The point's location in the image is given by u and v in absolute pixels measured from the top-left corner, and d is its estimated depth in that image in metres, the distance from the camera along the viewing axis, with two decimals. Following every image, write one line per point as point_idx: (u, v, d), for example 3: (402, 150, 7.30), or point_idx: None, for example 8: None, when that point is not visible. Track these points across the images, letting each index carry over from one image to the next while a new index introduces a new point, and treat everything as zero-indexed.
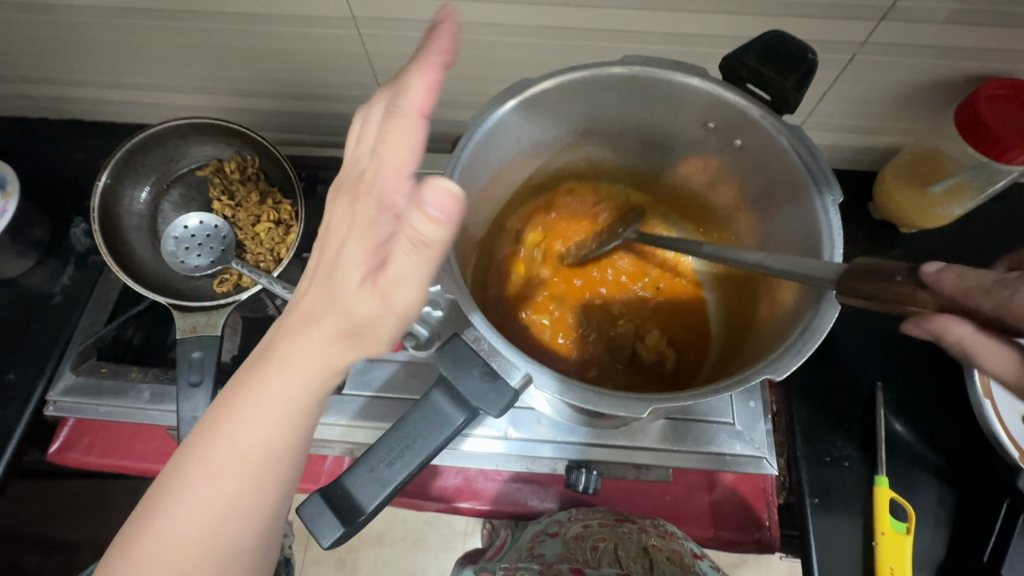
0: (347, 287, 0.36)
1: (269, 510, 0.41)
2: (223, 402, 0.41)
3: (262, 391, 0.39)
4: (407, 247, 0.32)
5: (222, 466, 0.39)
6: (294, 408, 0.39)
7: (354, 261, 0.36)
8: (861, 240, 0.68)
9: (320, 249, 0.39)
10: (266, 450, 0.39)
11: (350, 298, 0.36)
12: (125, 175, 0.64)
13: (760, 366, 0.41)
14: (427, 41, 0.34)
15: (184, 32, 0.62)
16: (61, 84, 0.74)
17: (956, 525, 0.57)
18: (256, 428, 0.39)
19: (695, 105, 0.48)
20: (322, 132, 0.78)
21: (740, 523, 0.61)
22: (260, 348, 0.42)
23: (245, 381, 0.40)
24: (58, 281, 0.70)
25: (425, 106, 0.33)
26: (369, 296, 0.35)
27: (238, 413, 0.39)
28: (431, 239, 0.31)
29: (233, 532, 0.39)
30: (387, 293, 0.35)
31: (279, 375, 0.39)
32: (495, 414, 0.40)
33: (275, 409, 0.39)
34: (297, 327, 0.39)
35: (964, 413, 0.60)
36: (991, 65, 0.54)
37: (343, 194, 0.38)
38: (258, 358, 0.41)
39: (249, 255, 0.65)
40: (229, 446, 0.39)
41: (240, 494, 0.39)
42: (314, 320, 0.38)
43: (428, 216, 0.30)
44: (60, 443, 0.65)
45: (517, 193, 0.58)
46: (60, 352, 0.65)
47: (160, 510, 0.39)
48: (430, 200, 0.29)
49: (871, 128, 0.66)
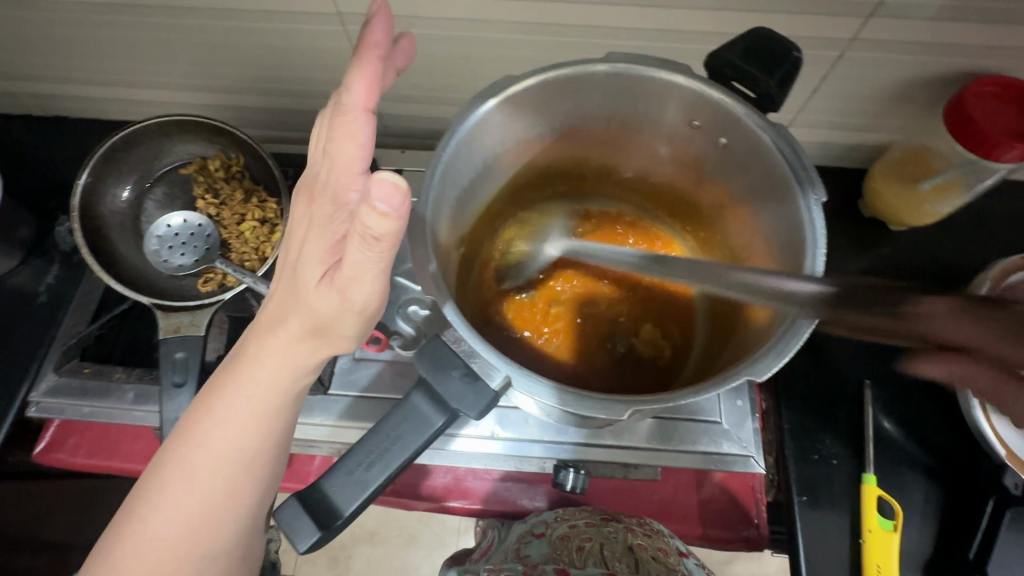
0: (308, 286, 0.39)
1: (245, 508, 0.44)
2: (199, 403, 0.44)
3: (235, 392, 0.43)
4: (357, 246, 0.33)
5: (199, 465, 0.42)
6: (267, 405, 0.43)
7: (313, 259, 0.38)
8: (851, 238, 0.68)
9: (288, 251, 0.42)
10: (242, 448, 0.43)
11: (311, 296, 0.39)
12: (107, 173, 0.63)
13: (740, 366, 0.41)
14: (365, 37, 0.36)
15: (167, 28, 0.61)
16: (44, 81, 0.73)
17: (944, 523, 0.57)
18: (231, 427, 0.42)
19: (678, 102, 0.47)
20: (309, 130, 0.77)
21: (728, 521, 0.62)
22: (234, 350, 0.45)
23: (220, 382, 0.43)
24: (43, 281, 0.69)
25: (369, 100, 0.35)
26: (327, 293, 0.38)
27: (213, 414, 0.43)
28: (380, 234, 0.32)
29: (212, 526, 0.43)
30: (343, 290, 0.37)
31: (250, 378, 0.42)
32: (475, 416, 0.39)
33: (249, 409, 0.43)
34: (266, 329, 0.42)
35: (951, 411, 0.60)
36: (980, 62, 0.54)
37: (302, 195, 0.42)
38: (232, 360, 0.44)
39: (234, 254, 0.65)
40: (206, 451, 0.42)
41: (217, 495, 0.43)
42: (281, 320, 0.41)
43: (375, 210, 0.30)
44: (46, 443, 0.65)
45: (502, 193, 0.57)
46: (43, 352, 0.65)
47: (141, 513, 0.42)
48: (375, 193, 0.30)
49: (861, 125, 0.66)
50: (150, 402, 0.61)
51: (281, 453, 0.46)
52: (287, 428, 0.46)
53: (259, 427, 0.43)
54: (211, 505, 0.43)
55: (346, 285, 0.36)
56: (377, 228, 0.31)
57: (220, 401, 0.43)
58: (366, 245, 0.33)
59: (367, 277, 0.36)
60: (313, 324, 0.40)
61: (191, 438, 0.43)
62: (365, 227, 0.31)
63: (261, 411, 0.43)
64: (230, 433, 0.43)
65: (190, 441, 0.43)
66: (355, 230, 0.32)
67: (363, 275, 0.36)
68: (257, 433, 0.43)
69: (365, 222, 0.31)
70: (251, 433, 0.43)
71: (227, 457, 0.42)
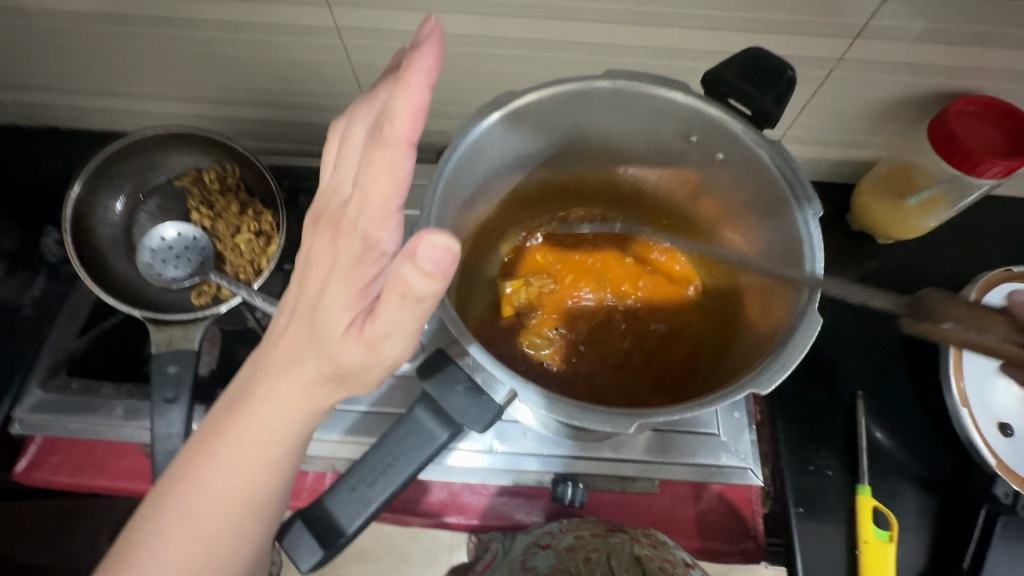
0: (332, 332, 0.39)
1: (249, 548, 0.44)
2: (201, 443, 0.43)
3: (242, 432, 0.42)
4: (395, 304, 0.35)
5: (203, 509, 0.42)
6: (276, 448, 0.43)
7: (340, 305, 0.38)
8: (842, 251, 0.69)
9: (306, 284, 0.42)
10: (247, 491, 0.42)
11: (335, 343, 0.39)
12: (99, 185, 0.62)
13: (743, 379, 0.41)
14: (410, 56, 0.32)
15: (163, 39, 0.60)
16: (35, 90, 0.72)
17: (936, 532, 0.58)
18: (236, 468, 0.42)
19: (675, 118, 0.48)
20: (304, 141, 0.77)
21: (725, 533, 0.61)
22: (238, 386, 0.44)
23: (224, 422, 0.42)
24: (28, 293, 0.67)
25: (413, 136, 0.34)
26: (354, 344, 0.38)
27: (220, 454, 0.42)
28: (423, 295, 0.33)
29: (215, 569, 0.42)
30: (373, 343, 0.38)
31: (259, 417, 0.42)
32: (479, 430, 0.40)
33: (255, 451, 0.42)
34: (278, 368, 0.42)
35: (940, 420, 0.61)
36: (962, 82, 0.56)
37: (325, 228, 0.41)
38: (239, 399, 0.43)
39: (228, 266, 0.64)
40: (210, 494, 0.42)
41: (220, 538, 0.42)
42: (297, 361, 0.41)
43: (421, 269, 0.32)
44: (27, 462, 0.62)
45: (500, 206, 0.57)
46: (27, 367, 0.63)
47: (134, 561, 0.41)
48: (423, 254, 0.31)
49: (849, 141, 0.67)
50: (140, 418, 0.60)
51: (286, 492, 0.46)
52: (293, 469, 0.45)
53: (267, 470, 0.43)
54: (217, 550, 0.42)
55: (377, 338, 0.37)
56: (419, 288, 0.33)
57: (226, 443, 0.42)
58: (405, 304, 0.34)
59: (400, 332, 0.37)
60: (332, 371, 0.40)
61: (195, 480, 0.42)
62: (406, 287, 0.33)
63: (270, 453, 0.42)
64: (236, 475, 0.42)
65: (194, 483, 0.42)
66: (396, 287, 0.33)
67: (396, 328, 0.37)
68: (265, 474, 0.43)
69: (406, 282, 0.33)
70: (258, 476, 0.42)
71: (231, 499, 0.42)
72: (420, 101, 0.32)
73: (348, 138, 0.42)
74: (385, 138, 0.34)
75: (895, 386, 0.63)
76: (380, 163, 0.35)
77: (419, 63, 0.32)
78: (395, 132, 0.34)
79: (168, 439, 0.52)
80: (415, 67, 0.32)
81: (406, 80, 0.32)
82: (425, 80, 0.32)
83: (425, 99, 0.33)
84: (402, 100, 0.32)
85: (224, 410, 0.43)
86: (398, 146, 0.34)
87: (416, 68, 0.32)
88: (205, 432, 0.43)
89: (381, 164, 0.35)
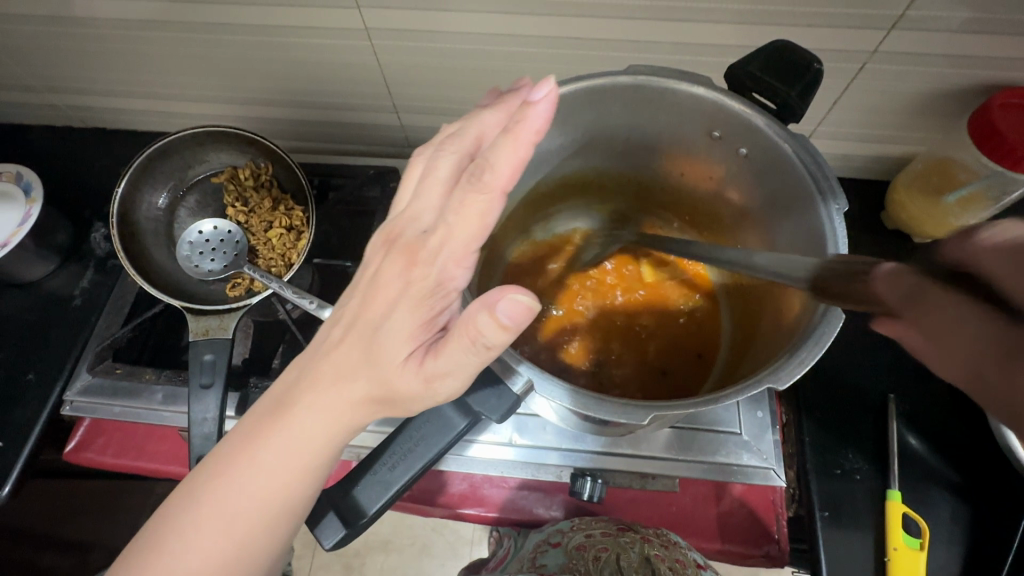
0: (392, 358, 0.37)
1: (275, 547, 0.41)
2: (247, 432, 0.40)
3: (290, 432, 0.39)
4: (463, 348, 0.34)
5: (239, 504, 0.39)
6: (321, 453, 0.39)
7: (403, 333, 0.37)
8: (875, 249, 0.67)
9: (363, 300, 0.39)
10: (287, 492, 0.39)
11: (392, 370, 0.37)
12: (143, 182, 0.66)
13: (762, 374, 0.40)
14: (523, 111, 0.33)
15: (201, 44, 0.64)
16: (85, 92, 0.76)
17: (971, 542, 0.55)
18: (279, 467, 0.39)
19: (698, 112, 0.48)
20: (335, 141, 0.79)
21: (747, 535, 0.60)
22: (287, 384, 0.40)
23: (273, 420, 0.39)
24: (78, 284, 0.71)
25: (508, 184, 0.34)
26: (411, 375, 0.36)
27: (265, 449, 0.39)
28: (492, 342, 0.33)
29: (244, 565, 0.39)
30: (430, 379, 0.36)
31: (307, 422, 0.39)
32: (498, 419, 0.43)
33: (303, 455, 0.39)
34: (328, 380, 0.39)
35: (977, 426, 0.59)
36: (1005, 73, 0.53)
37: (395, 251, 0.39)
38: (287, 398, 0.39)
39: (261, 260, 0.67)
40: (250, 489, 0.38)
41: (253, 536, 0.39)
42: (347, 378, 0.38)
43: (496, 321, 0.32)
44: (75, 442, 0.66)
45: (525, 200, 0.58)
46: (77, 353, 0.67)
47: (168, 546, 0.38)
48: (504, 308, 0.32)
49: (883, 137, 0.65)
50: (178, 403, 0.63)
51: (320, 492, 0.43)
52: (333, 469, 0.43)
53: (308, 472, 0.40)
54: (247, 547, 0.39)
55: (435, 374, 0.36)
56: (492, 337, 0.33)
57: (270, 440, 0.39)
58: (473, 348, 0.34)
59: (459, 372, 0.36)
60: (383, 397, 0.38)
61: (235, 471, 0.39)
62: (479, 335, 0.33)
63: (313, 459, 0.39)
64: (277, 473, 0.39)
65: (234, 475, 0.39)
66: (467, 332, 0.33)
67: (456, 368, 0.35)
68: (306, 477, 0.40)
69: (480, 329, 0.33)
70: (299, 479, 0.39)
71: (267, 498, 0.39)
72: (523, 155, 0.33)
73: (430, 165, 0.40)
74: (484, 182, 0.34)
75: (928, 390, 0.61)
76: (468, 203, 0.35)
77: (530, 121, 0.33)
78: (493, 180, 0.34)
79: (204, 424, 0.55)
80: (525, 124, 0.33)
81: (516, 134, 0.33)
82: (531, 136, 0.33)
83: (527, 153, 0.33)
84: (506, 150, 0.33)
85: (272, 404, 0.40)
86: (493, 192, 0.34)
87: (528, 124, 0.33)
88: (254, 419, 0.40)
89: (469, 205, 0.35)
